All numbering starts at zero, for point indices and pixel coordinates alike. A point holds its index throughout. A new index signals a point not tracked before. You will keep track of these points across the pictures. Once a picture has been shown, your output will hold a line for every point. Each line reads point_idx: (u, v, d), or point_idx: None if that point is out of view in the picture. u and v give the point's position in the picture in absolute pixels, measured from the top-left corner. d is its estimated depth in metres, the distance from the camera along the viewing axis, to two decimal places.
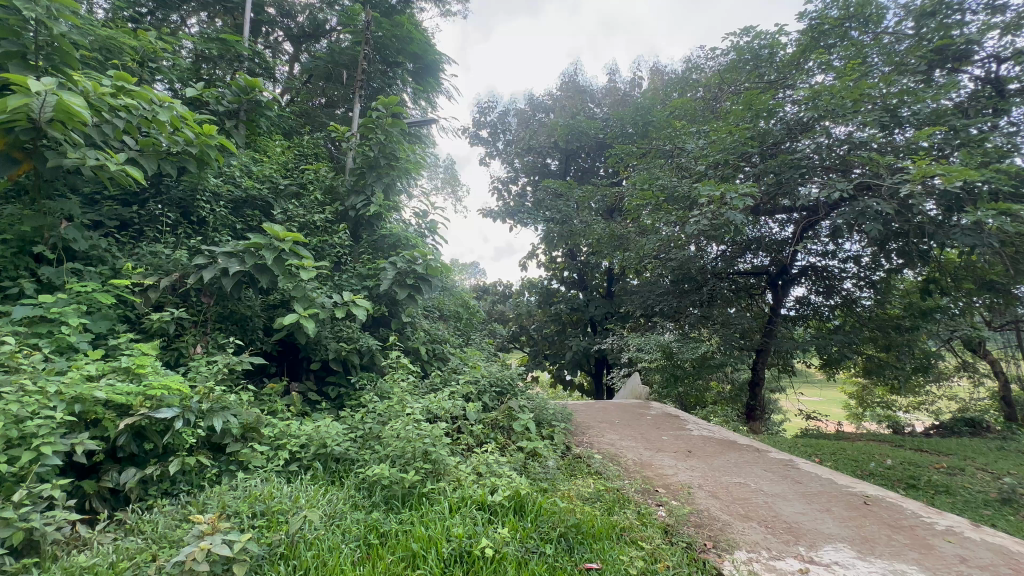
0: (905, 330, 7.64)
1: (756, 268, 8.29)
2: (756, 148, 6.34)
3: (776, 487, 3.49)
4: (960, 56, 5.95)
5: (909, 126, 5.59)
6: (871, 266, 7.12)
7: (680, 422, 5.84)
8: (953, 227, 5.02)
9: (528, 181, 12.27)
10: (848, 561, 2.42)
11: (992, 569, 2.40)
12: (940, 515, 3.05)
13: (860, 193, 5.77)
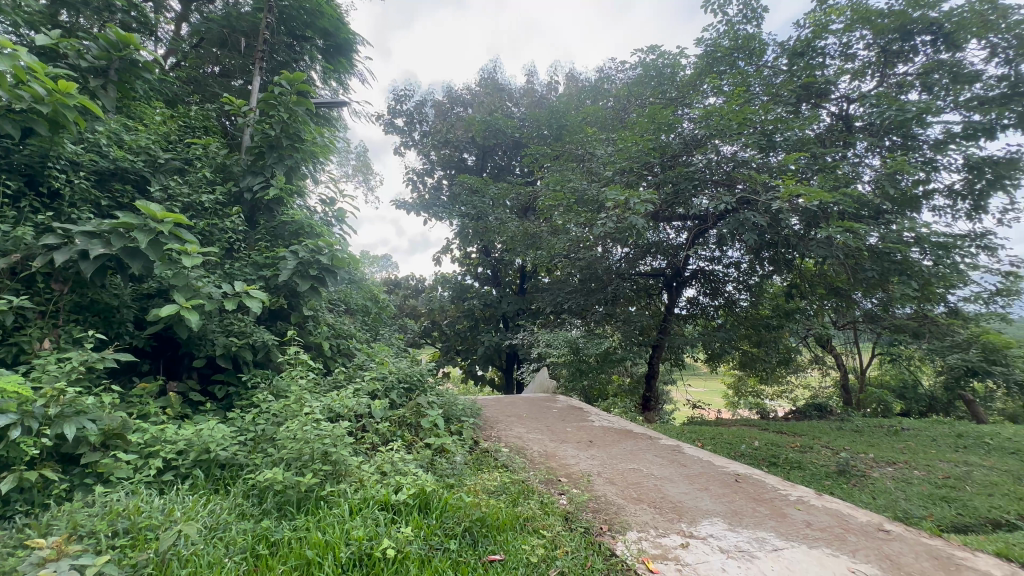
0: (772, 328, 8.76)
1: (655, 270, 8.97)
2: (658, 159, 6.83)
3: (664, 471, 3.82)
4: (820, 93, 6.94)
5: (781, 148, 6.39)
6: (748, 271, 8.04)
7: (583, 414, 6.16)
8: (811, 240, 5.84)
9: (444, 174, 12.09)
10: (721, 533, 2.72)
11: (829, 530, 2.84)
12: (793, 488, 3.55)
13: (741, 206, 6.49)
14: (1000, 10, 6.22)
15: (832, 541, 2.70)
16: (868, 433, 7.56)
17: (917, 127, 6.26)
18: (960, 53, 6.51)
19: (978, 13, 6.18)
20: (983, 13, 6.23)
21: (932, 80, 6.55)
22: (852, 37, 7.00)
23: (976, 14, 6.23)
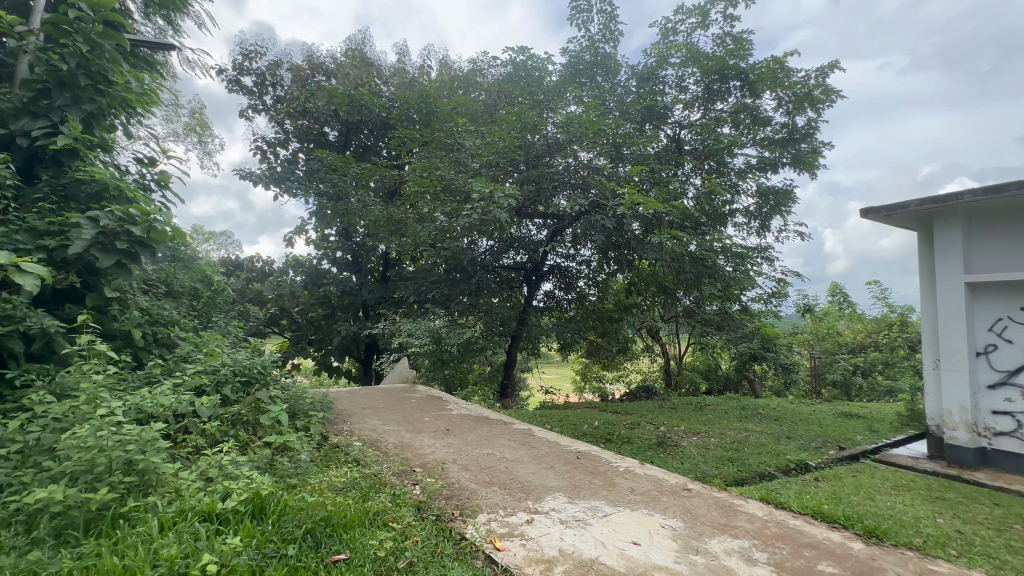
0: (614, 320, 9.84)
1: (516, 264, 9.39)
2: (523, 157, 7.12)
3: (516, 453, 4.05)
4: (660, 116, 7.95)
5: (628, 160, 7.18)
6: (597, 269, 8.90)
7: (442, 403, 6.19)
8: (646, 244, 6.69)
9: (301, 147, 10.98)
10: (562, 505, 2.98)
11: (648, 493, 3.31)
12: (623, 460, 4.05)
13: (593, 209, 7.14)
14: (786, 70, 7.84)
15: (649, 503, 3.16)
16: (681, 410, 8.99)
17: (728, 156, 7.59)
18: (759, 100, 8.05)
19: (771, 71, 7.73)
20: (774, 71, 7.80)
21: (739, 119, 7.98)
22: (685, 72, 8.16)
23: (770, 71, 7.80)
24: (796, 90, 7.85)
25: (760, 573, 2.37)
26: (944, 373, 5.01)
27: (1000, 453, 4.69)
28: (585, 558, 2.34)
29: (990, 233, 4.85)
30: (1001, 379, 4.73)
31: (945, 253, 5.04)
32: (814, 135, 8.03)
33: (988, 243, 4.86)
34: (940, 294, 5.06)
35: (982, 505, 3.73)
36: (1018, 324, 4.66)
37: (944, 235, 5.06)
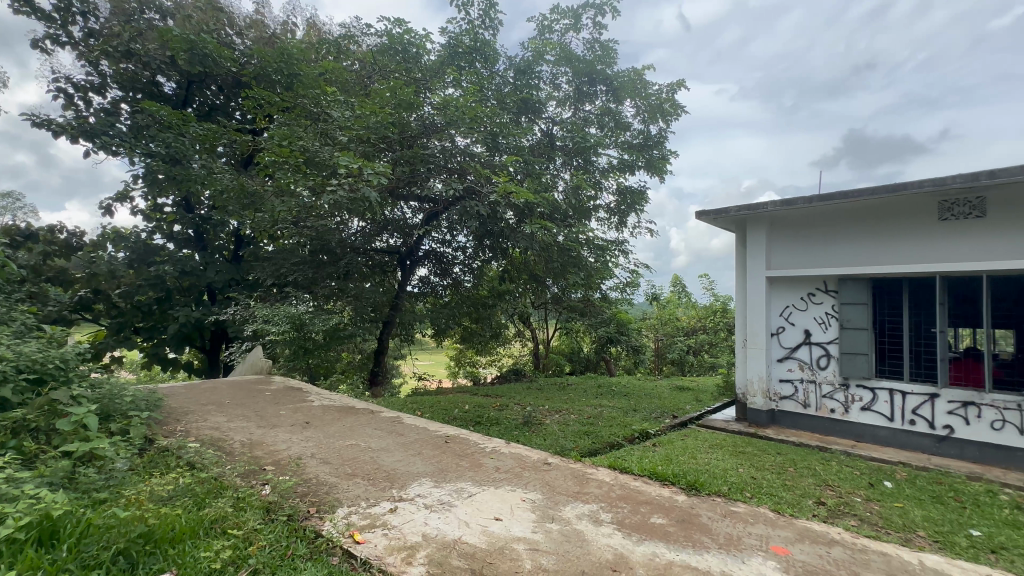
0: (488, 306, 10.02)
1: (390, 248, 8.99)
2: (396, 136, 6.82)
3: (382, 442, 3.93)
4: (534, 110, 8.38)
5: (503, 150, 7.33)
6: (472, 256, 8.89)
7: (302, 394, 5.72)
8: (518, 232, 6.90)
9: (124, 96, 9.06)
10: (427, 491, 2.97)
11: (511, 471, 3.48)
12: (490, 441, 4.19)
13: (468, 194, 7.13)
14: (643, 82, 8.69)
15: (512, 479, 3.32)
16: (547, 390, 9.60)
17: (593, 155, 8.21)
18: (621, 106, 8.80)
19: (631, 81, 8.52)
20: (634, 81, 8.60)
21: (603, 121, 8.66)
22: (558, 72, 8.60)
23: (631, 80, 8.58)
24: (650, 101, 8.75)
25: (604, 531, 2.66)
26: (749, 350, 6.11)
27: (783, 413, 5.90)
28: (449, 539, 2.38)
29: (784, 237, 6.01)
30: (787, 353, 5.93)
31: (754, 252, 6.12)
32: (664, 143, 9.06)
33: (782, 244, 6.01)
34: (750, 285, 6.14)
35: (769, 455, 4.66)
36: (799, 310, 5.87)
37: (754, 237, 6.13)
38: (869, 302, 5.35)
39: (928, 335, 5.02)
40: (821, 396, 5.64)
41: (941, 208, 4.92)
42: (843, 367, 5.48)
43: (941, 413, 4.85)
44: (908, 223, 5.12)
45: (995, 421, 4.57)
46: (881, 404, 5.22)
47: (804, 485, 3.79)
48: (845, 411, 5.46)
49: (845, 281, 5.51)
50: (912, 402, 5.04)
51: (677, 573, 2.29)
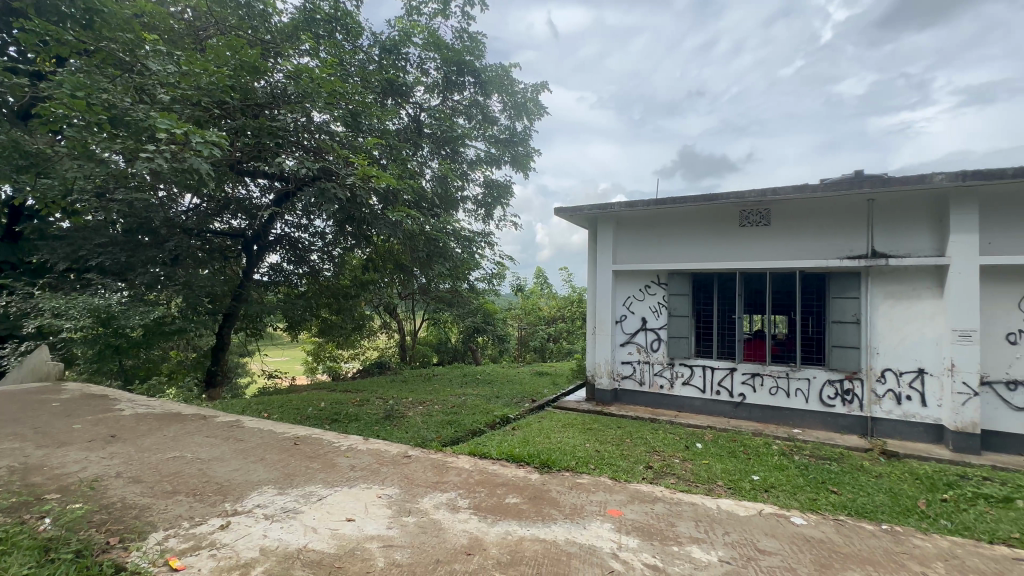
0: (350, 297, 9.40)
1: (232, 230, 8.05)
2: (237, 102, 5.96)
3: (214, 451, 3.45)
4: (400, 93, 8.14)
5: (366, 132, 6.93)
6: (331, 243, 8.22)
7: (108, 403, 4.73)
8: (380, 218, 6.58)
9: None
10: (269, 500, 2.70)
11: (367, 468, 3.34)
12: (346, 439, 3.97)
13: (326, 176, 6.57)
14: (510, 79, 8.96)
15: (368, 476, 3.20)
16: (412, 382, 9.44)
17: (460, 146, 8.30)
18: (488, 100, 8.96)
19: (498, 76, 8.69)
20: (501, 77, 8.80)
21: (472, 113, 8.85)
22: (425, 56, 8.39)
23: (498, 75, 8.76)
24: (515, 98, 9.10)
25: (461, 518, 2.71)
26: (597, 336, 6.76)
27: (624, 391, 6.68)
28: (292, 549, 2.19)
29: (627, 235, 6.76)
30: (627, 338, 6.70)
31: (602, 248, 6.76)
32: (528, 140, 9.46)
33: (626, 242, 6.76)
34: (599, 277, 6.78)
35: (611, 429, 5.23)
36: (638, 300, 6.67)
37: (603, 235, 6.77)
38: (690, 293, 6.30)
39: (730, 321, 6.09)
40: (653, 374, 6.50)
41: (741, 217, 6.00)
42: (670, 348, 6.39)
43: (737, 383, 5.96)
44: (718, 228, 6.14)
45: (772, 387, 5.76)
46: (697, 378, 6.21)
47: (637, 453, 4.35)
48: (670, 386, 6.38)
49: (672, 275, 6.41)
50: (718, 375, 6.09)
51: (527, 547, 2.44)
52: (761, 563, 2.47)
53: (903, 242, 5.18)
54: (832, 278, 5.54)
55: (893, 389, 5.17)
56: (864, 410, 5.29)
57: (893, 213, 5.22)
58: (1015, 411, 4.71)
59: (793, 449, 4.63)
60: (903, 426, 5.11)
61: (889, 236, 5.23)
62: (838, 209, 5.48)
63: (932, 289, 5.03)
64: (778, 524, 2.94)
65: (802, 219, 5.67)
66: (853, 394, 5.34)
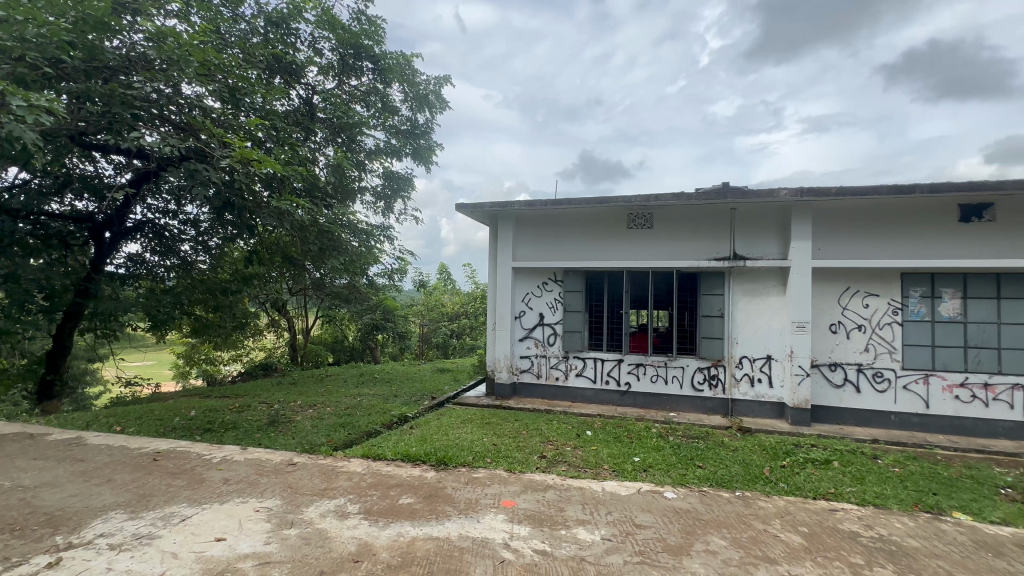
0: (231, 293, 8.14)
1: (76, 213, 6.81)
2: (80, 62, 5.03)
3: (44, 476, 2.92)
4: (289, 72, 7.50)
5: (249, 111, 6.27)
6: (207, 232, 7.32)
7: None
8: (262, 207, 5.95)
9: None
10: (116, 527, 2.35)
11: (244, 480, 3.07)
12: (218, 450, 3.60)
13: (197, 158, 5.81)
14: (412, 69, 8.71)
15: (245, 489, 2.94)
16: (301, 384, 8.79)
17: (357, 135, 7.89)
18: (388, 89, 8.62)
19: (399, 65, 8.38)
20: (403, 66, 8.51)
21: (370, 101, 8.46)
22: (318, 34, 7.82)
23: (399, 64, 8.45)
24: (417, 89, 8.86)
25: (349, 524, 2.59)
26: (497, 331, 6.87)
27: (522, 385, 6.89)
28: None
29: (527, 233, 6.95)
30: (526, 333, 6.91)
31: (503, 245, 6.87)
32: (430, 133, 9.28)
33: (525, 240, 6.95)
34: (500, 274, 6.89)
35: (509, 422, 5.36)
36: (536, 297, 6.90)
37: (504, 232, 6.89)
38: (583, 289, 6.67)
39: (618, 316, 6.57)
40: (550, 367, 6.79)
41: (629, 219, 6.48)
42: (565, 342, 6.71)
43: (624, 373, 6.45)
44: (609, 230, 6.57)
45: (653, 375, 6.33)
46: (589, 370, 6.60)
47: (532, 443, 4.51)
48: (565, 377, 6.71)
49: (568, 272, 6.72)
50: (608, 366, 6.53)
51: (420, 547, 2.41)
52: (637, 537, 2.71)
53: (757, 247, 5.99)
54: (702, 277, 6.22)
55: (748, 373, 5.97)
56: (726, 392, 6.04)
57: (749, 222, 6.01)
58: (835, 388, 5.70)
59: (668, 431, 5.14)
60: (755, 404, 5.92)
61: (746, 241, 6.02)
62: (708, 216, 6.17)
63: (778, 287, 5.89)
64: (653, 500, 3.24)
65: (679, 223, 6.29)
66: (717, 379, 6.07)
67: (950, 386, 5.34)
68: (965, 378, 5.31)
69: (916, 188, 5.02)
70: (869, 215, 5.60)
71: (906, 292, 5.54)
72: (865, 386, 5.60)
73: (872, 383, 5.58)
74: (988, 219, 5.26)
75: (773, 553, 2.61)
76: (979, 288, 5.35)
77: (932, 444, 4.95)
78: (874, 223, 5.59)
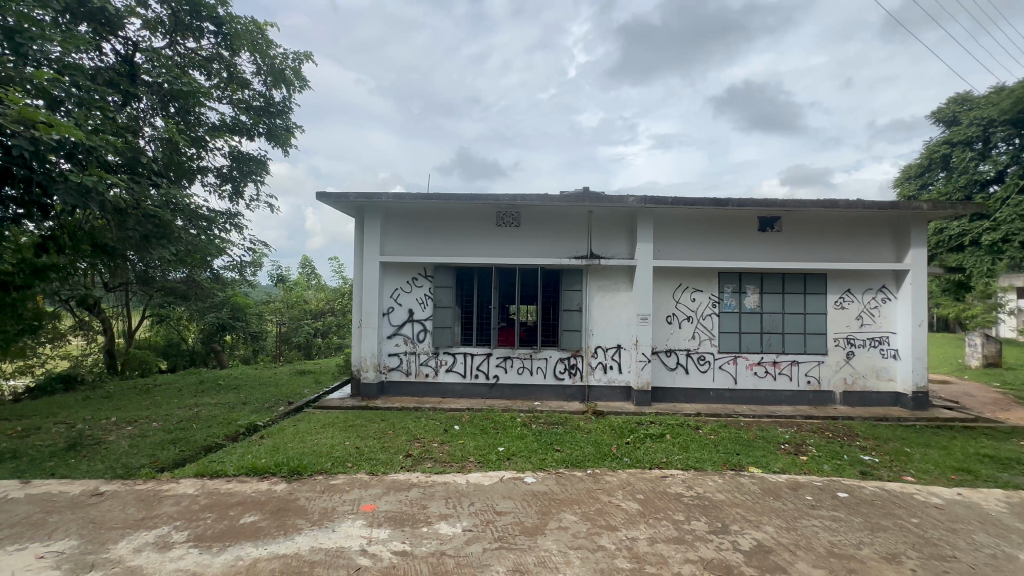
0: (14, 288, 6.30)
1: None
2: None
3: None
4: (100, 20, 6.19)
5: (39, 61, 5.03)
6: None
7: None
8: (58, 182, 4.80)
9: None
10: None
11: (26, 521, 2.60)
12: None
13: None
14: (264, 38, 7.78)
15: (26, 532, 2.46)
16: (119, 397, 7.36)
17: (195, 105, 6.83)
18: (236, 58, 7.60)
19: (248, 31, 7.42)
20: (253, 34, 7.57)
21: (212, 68, 7.38)
22: None
23: (248, 31, 7.51)
24: (272, 63, 7.94)
25: (171, 557, 2.28)
26: (363, 329, 6.53)
27: (390, 383, 6.68)
28: None
29: (395, 227, 6.73)
30: (394, 330, 6.71)
31: (369, 238, 6.55)
32: (288, 113, 8.42)
33: (393, 235, 6.73)
34: (366, 269, 6.54)
35: (374, 423, 5.15)
36: (405, 293, 6.73)
37: (370, 225, 6.55)
38: (453, 285, 6.70)
39: (487, 311, 6.72)
40: (419, 364, 6.68)
41: (497, 217, 6.67)
42: (435, 338, 6.68)
43: (492, 366, 6.64)
44: (477, 227, 6.69)
45: (519, 367, 6.63)
46: (458, 364, 6.66)
47: (398, 443, 4.41)
48: (435, 373, 6.67)
49: (438, 268, 6.69)
50: (477, 361, 6.65)
51: (262, 568, 2.21)
52: (497, 524, 2.82)
53: (609, 247, 6.63)
54: (564, 274, 6.67)
55: (602, 361, 6.58)
56: (583, 379, 6.58)
57: (603, 224, 6.62)
58: (670, 371, 6.58)
59: (532, 419, 5.43)
60: (607, 389, 6.56)
61: (600, 242, 6.62)
62: (568, 218, 6.65)
63: (626, 283, 6.60)
64: (514, 486, 3.41)
65: (543, 223, 6.66)
66: (576, 368, 6.59)
67: (751, 364, 6.54)
68: (761, 357, 6.55)
69: (729, 201, 6.02)
70: (695, 222, 6.57)
71: (722, 287, 6.61)
72: (692, 368, 6.57)
73: (697, 365, 6.57)
74: (778, 229, 6.54)
75: (614, 521, 2.93)
76: (771, 285, 6.62)
77: (738, 413, 6.02)
78: (699, 230, 6.57)
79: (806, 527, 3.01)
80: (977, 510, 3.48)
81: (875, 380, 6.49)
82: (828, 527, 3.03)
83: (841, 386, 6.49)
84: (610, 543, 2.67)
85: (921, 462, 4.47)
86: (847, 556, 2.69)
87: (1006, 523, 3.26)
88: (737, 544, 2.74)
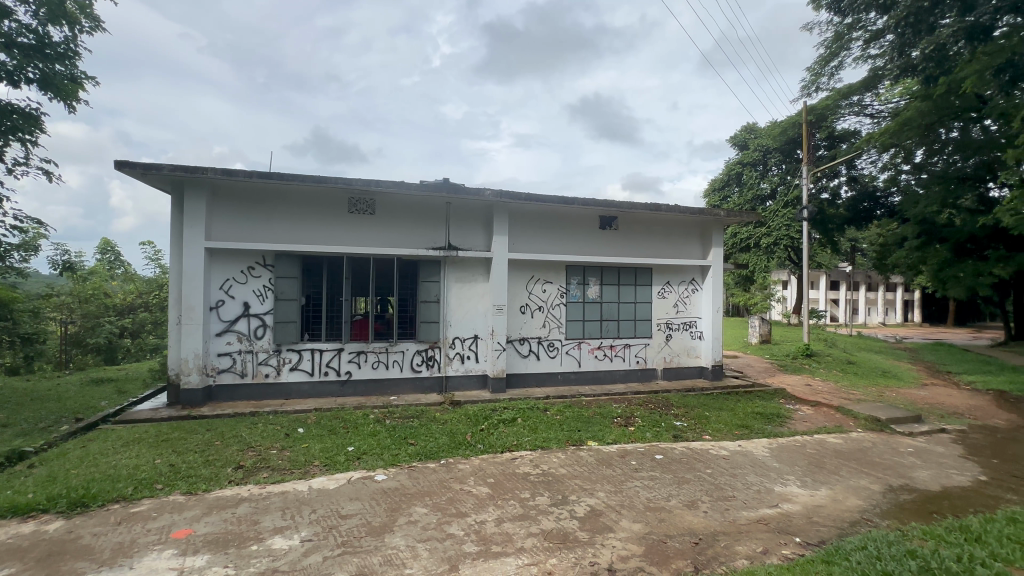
0: None
1: None
2: None
3: None
4: None
5: None
6: None
7: None
8: None
9: None
10: None
11: None
12: None
13: None
14: None
15: None
16: None
17: None
18: None
19: None
20: None
21: None
22: None
23: None
24: None
25: None
26: (183, 326, 5.58)
27: (219, 388, 5.85)
28: None
29: (225, 209, 5.85)
30: (225, 327, 5.87)
31: (190, 219, 5.57)
32: (74, 59, 6.71)
33: (223, 217, 5.84)
34: (186, 255, 5.56)
35: (196, 434, 4.44)
36: (238, 284, 5.92)
37: (192, 204, 5.58)
38: (299, 276, 6.10)
39: (339, 303, 6.26)
40: (257, 364, 5.96)
41: (349, 204, 6.25)
42: (276, 334, 6.01)
43: (344, 362, 6.23)
44: (326, 213, 6.18)
45: (374, 362, 6.34)
46: (305, 362, 6.10)
47: (227, 454, 3.86)
48: (276, 373, 6.02)
49: (279, 257, 6.01)
50: (326, 357, 6.18)
51: None
52: (340, 529, 2.65)
53: (467, 239, 6.71)
54: (421, 265, 6.54)
55: (460, 351, 6.66)
56: (441, 371, 6.58)
57: (460, 216, 6.66)
58: (523, 358, 6.95)
59: (387, 414, 5.25)
60: (464, 379, 6.67)
61: (458, 233, 6.66)
62: (427, 207, 6.54)
63: (483, 275, 6.76)
64: (363, 486, 3.25)
65: (400, 212, 6.45)
66: (434, 360, 6.56)
67: (593, 349, 7.25)
68: (601, 342, 7.31)
69: (575, 200, 6.55)
70: (547, 218, 7.02)
71: (569, 279, 7.18)
72: (542, 354, 7.04)
73: (547, 351, 7.06)
74: (615, 228, 7.34)
75: (464, 508, 2.99)
76: (609, 277, 7.40)
77: (581, 393, 6.64)
78: (550, 225, 7.04)
79: (629, 488, 3.45)
80: (751, 456, 4.38)
81: (686, 357, 7.72)
82: (646, 486, 3.52)
83: (662, 363, 7.58)
84: (459, 530, 2.71)
85: (715, 423, 5.46)
86: (659, 509, 3.15)
87: (768, 464, 4.17)
88: (573, 512, 3.01)
